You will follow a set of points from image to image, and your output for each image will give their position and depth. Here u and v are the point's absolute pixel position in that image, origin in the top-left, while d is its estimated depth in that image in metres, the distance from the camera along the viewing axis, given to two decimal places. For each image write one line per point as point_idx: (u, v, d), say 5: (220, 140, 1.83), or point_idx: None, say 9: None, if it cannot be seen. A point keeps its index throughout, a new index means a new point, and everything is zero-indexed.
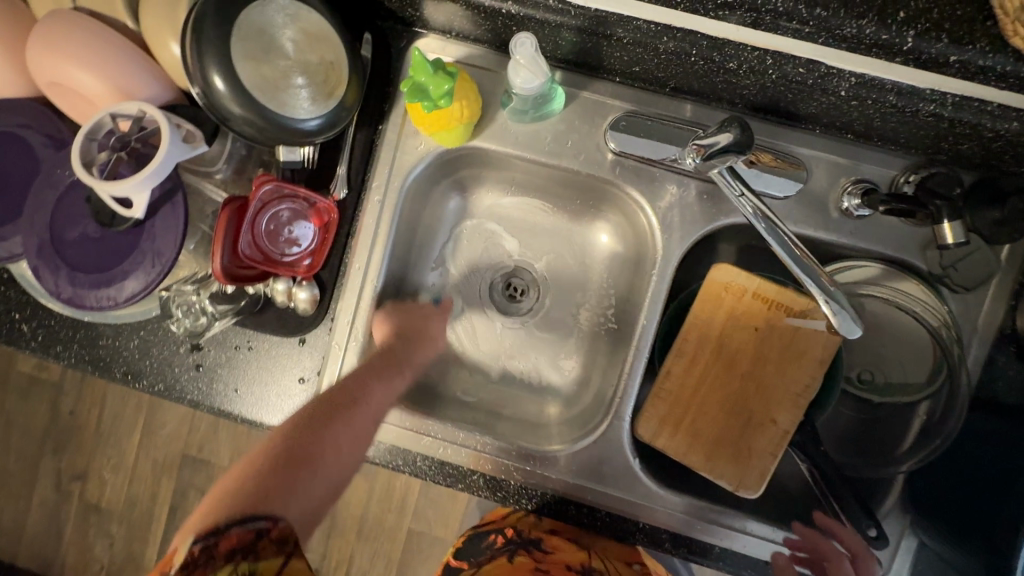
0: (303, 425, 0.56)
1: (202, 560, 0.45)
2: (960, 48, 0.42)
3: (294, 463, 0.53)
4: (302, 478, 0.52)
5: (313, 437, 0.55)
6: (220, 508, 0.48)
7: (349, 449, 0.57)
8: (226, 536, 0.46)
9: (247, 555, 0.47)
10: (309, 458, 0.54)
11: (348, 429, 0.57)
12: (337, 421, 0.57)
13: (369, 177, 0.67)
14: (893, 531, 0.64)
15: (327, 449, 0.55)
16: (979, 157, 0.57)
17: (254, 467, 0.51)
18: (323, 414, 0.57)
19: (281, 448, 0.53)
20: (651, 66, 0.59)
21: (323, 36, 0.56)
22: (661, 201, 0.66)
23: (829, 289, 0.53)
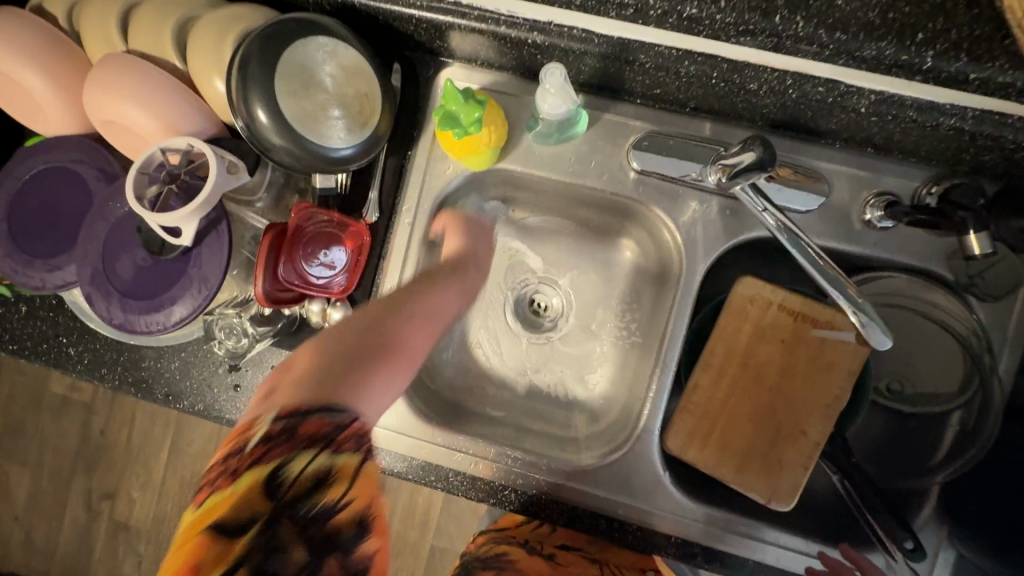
0: (374, 321, 0.57)
1: (283, 438, 0.42)
2: (978, 66, 0.44)
3: (373, 353, 0.54)
4: (374, 362, 0.53)
5: (386, 331, 0.57)
6: (302, 394, 0.46)
7: (410, 328, 0.59)
8: (309, 420, 0.44)
9: (328, 445, 0.43)
10: (390, 353, 0.55)
11: (419, 327, 0.60)
12: (406, 317, 0.59)
13: (399, 201, 0.70)
14: (929, 543, 0.63)
15: (395, 356, 0.55)
16: (1002, 167, 0.58)
17: (326, 354, 0.52)
18: (391, 310, 0.59)
19: (357, 350, 0.53)
20: (672, 88, 0.61)
21: (358, 69, 0.58)
22: (684, 217, 0.67)
23: (857, 301, 0.54)
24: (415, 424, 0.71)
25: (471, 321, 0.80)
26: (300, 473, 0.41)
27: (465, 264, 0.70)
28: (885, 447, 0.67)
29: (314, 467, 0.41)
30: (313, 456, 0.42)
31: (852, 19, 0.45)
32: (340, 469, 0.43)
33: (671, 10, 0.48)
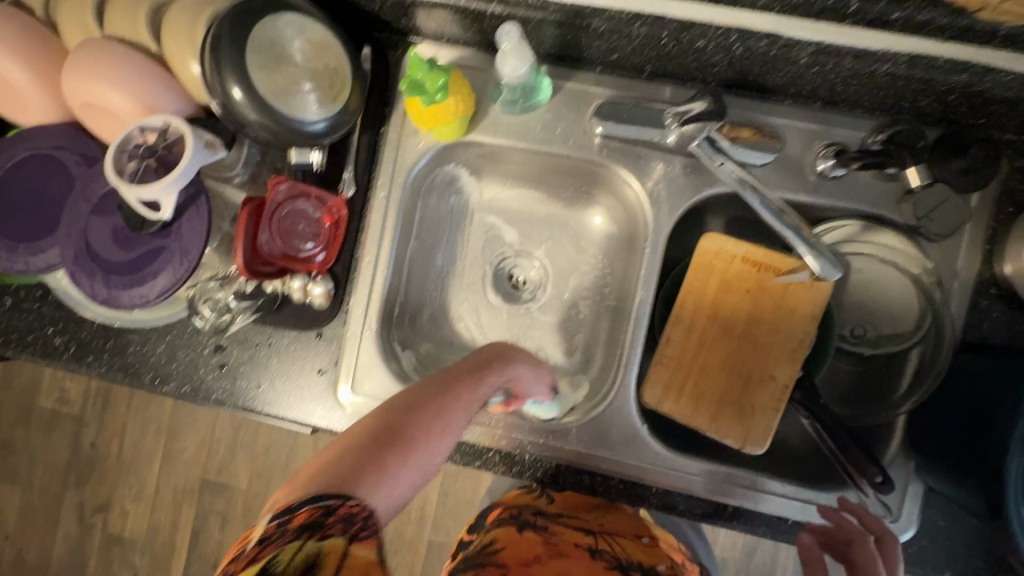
0: (407, 401, 0.49)
1: (275, 534, 0.41)
2: (899, 6, 0.47)
3: (392, 434, 0.47)
4: (395, 451, 0.46)
5: (411, 408, 0.49)
6: (302, 485, 0.44)
7: (446, 414, 0.50)
8: (299, 511, 0.42)
9: (314, 532, 0.41)
10: (399, 441, 0.46)
11: (435, 419, 0.49)
12: (437, 409, 0.49)
13: (374, 176, 0.72)
14: (899, 477, 0.65)
15: (421, 445, 0.47)
16: (939, 112, 0.62)
17: (351, 438, 0.46)
18: (437, 390, 0.51)
19: (377, 435, 0.46)
20: (627, 52, 0.64)
21: (326, 45, 0.61)
22: (648, 178, 0.70)
23: (811, 241, 0.57)
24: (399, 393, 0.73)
25: (451, 294, 0.82)
26: (287, 565, 0.40)
27: (511, 355, 0.60)
28: (852, 390, 0.70)
29: (299, 557, 0.41)
30: (297, 546, 0.41)
31: None
32: (325, 555, 0.41)
33: None
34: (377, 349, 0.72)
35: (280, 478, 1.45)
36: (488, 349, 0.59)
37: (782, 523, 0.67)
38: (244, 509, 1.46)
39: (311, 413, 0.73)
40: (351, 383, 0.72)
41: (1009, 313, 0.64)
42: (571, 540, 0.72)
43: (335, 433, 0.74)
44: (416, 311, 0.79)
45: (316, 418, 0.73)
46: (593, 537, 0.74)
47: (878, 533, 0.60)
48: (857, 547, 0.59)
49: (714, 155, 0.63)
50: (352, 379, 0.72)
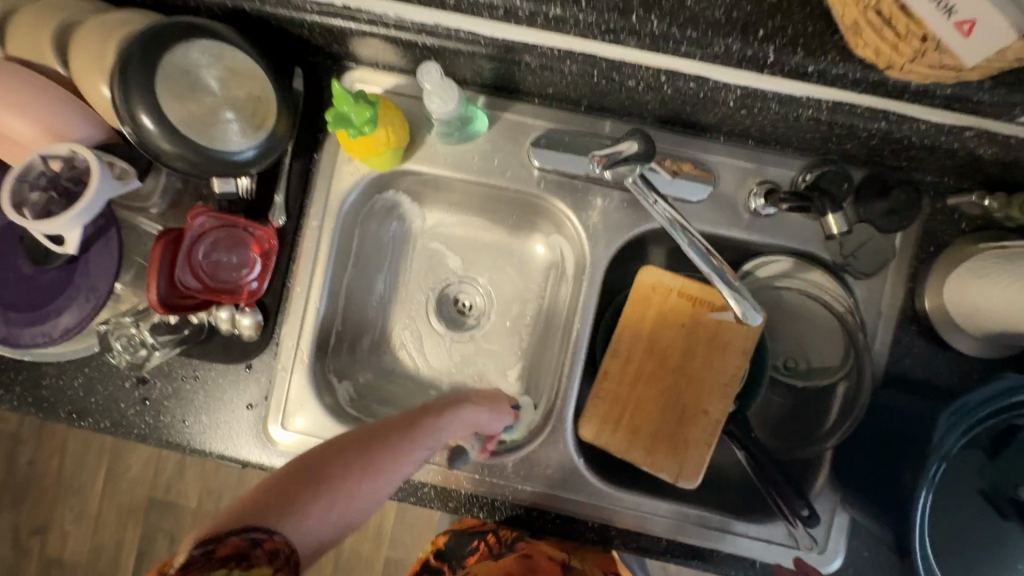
0: (347, 447, 0.50)
1: (198, 562, 0.42)
2: (813, 59, 0.47)
3: (332, 478, 0.48)
4: (333, 487, 0.48)
5: (354, 450, 0.50)
6: (225, 516, 0.45)
7: (386, 452, 0.50)
8: (223, 543, 0.43)
9: (241, 563, 0.42)
10: (323, 479, 0.48)
11: (384, 459, 0.50)
12: (380, 445, 0.51)
13: (306, 204, 0.70)
14: (825, 509, 0.66)
15: (348, 492, 0.48)
16: (863, 154, 0.63)
17: (278, 480, 0.47)
18: (378, 432, 0.52)
19: (306, 474, 0.48)
20: (562, 87, 0.63)
21: (248, 73, 0.59)
22: (587, 211, 0.70)
23: (734, 284, 0.57)
24: (332, 428, 0.70)
25: (392, 322, 0.80)
26: None
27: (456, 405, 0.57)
28: (786, 421, 0.71)
29: None
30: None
31: (701, 18, 0.47)
32: None
33: (538, 11, 0.49)
34: (309, 382, 0.70)
35: (231, 497, 1.40)
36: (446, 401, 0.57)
37: (715, 556, 0.68)
38: (192, 530, 1.41)
39: (239, 449, 0.70)
40: (282, 418, 0.70)
41: (930, 349, 0.66)
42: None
43: (264, 468, 0.71)
44: (354, 340, 0.77)
45: (244, 454, 0.70)
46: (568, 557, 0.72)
47: None
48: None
49: (645, 194, 0.61)
50: (282, 414, 0.70)
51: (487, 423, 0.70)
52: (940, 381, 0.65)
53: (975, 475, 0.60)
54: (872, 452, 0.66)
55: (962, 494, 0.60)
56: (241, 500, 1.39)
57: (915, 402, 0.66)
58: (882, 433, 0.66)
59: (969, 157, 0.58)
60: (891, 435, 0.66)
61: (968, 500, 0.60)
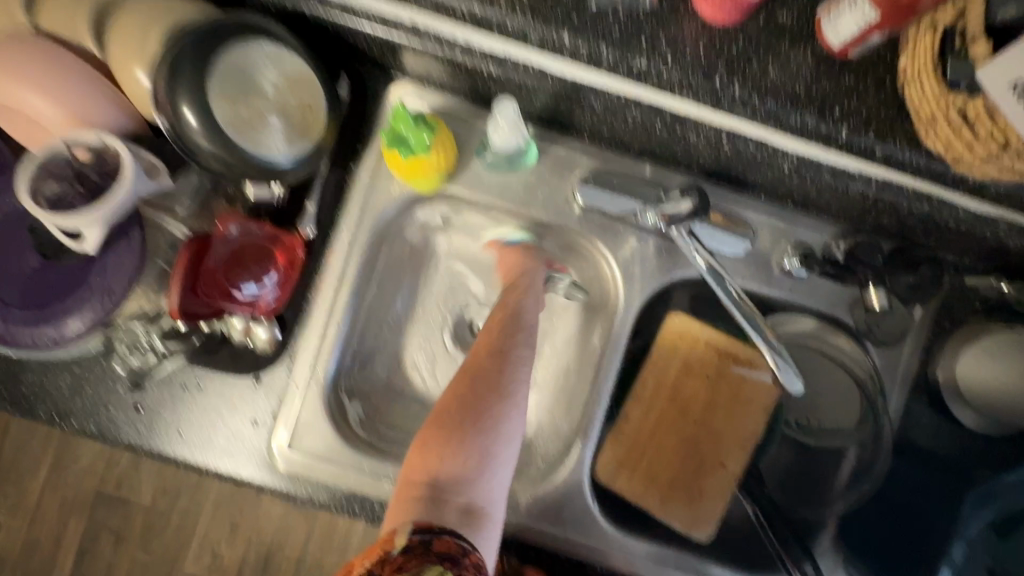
0: (468, 393, 0.58)
1: (421, 551, 0.48)
2: (884, 143, 0.49)
3: (473, 442, 0.55)
4: (472, 439, 0.55)
5: (473, 398, 0.57)
6: (421, 506, 0.51)
7: (497, 397, 0.58)
8: (439, 538, 0.49)
9: (453, 565, 0.49)
10: (468, 426, 0.55)
11: (499, 391, 0.58)
12: (491, 380, 0.59)
13: (338, 217, 0.67)
14: (828, 568, 0.68)
15: (487, 432, 0.56)
16: (896, 229, 0.65)
17: (430, 435, 0.55)
18: (487, 371, 0.59)
19: (443, 431, 0.55)
20: (618, 130, 0.63)
21: (303, 80, 0.55)
22: (623, 252, 0.70)
23: (775, 344, 0.59)
24: (341, 451, 0.67)
25: (405, 342, 0.77)
26: None
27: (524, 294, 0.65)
28: (794, 475, 0.71)
29: None
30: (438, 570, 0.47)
31: (783, 90, 0.49)
32: None
33: (623, 60, 0.50)
34: (322, 403, 0.67)
35: (190, 497, 1.32)
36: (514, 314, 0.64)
37: None
38: (143, 530, 1.31)
39: (238, 467, 0.66)
40: (290, 432, 0.66)
41: (936, 420, 0.69)
42: None
43: (263, 489, 0.67)
44: (369, 358, 0.75)
45: (243, 472, 0.66)
46: None
47: None
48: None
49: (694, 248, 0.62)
50: (291, 429, 0.66)
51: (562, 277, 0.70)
52: (941, 451, 0.69)
53: (986, 556, 0.66)
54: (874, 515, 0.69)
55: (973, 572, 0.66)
56: (201, 501, 1.31)
57: (918, 470, 0.69)
58: (883, 496, 0.69)
59: (994, 245, 0.61)
60: (892, 500, 0.69)
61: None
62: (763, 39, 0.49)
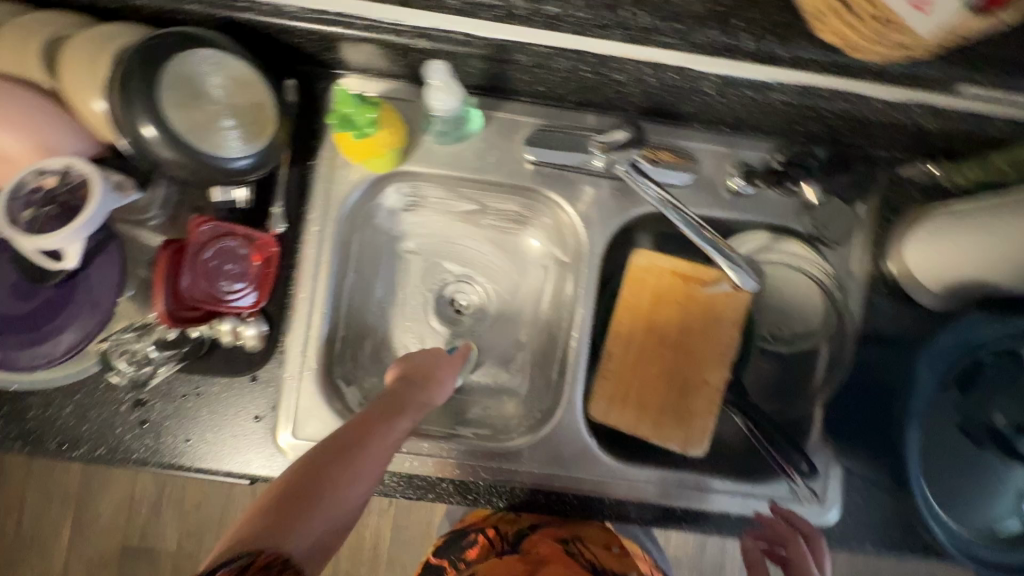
0: (319, 453, 0.48)
1: None
2: (784, 44, 0.53)
3: (300, 488, 0.45)
4: (315, 486, 0.46)
5: (323, 461, 0.47)
6: (225, 551, 0.41)
7: (357, 450, 0.49)
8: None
9: None
10: (309, 475, 0.46)
11: (364, 448, 0.49)
12: (358, 433, 0.50)
13: (304, 211, 0.70)
14: (822, 462, 0.71)
15: (336, 482, 0.46)
16: (825, 134, 0.70)
17: (275, 487, 0.46)
18: (347, 432, 0.50)
19: (285, 509, 0.44)
20: (551, 84, 0.67)
21: (249, 82, 0.59)
22: (579, 201, 0.74)
23: (732, 258, 0.65)
24: None
25: (393, 325, 0.82)
26: None
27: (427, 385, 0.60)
28: (775, 383, 0.75)
29: None
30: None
31: (685, 13, 0.53)
32: None
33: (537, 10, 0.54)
34: (317, 388, 0.70)
35: (215, 533, 1.33)
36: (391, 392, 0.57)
37: (726, 519, 0.71)
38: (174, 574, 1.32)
39: (249, 463, 0.69)
40: (291, 425, 0.69)
41: (899, 307, 0.72)
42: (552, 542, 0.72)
43: (276, 481, 0.70)
44: (358, 343, 0.78)
45: (254, 467, 0.69)
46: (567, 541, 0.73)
47: (806, 533, 0.65)
48: (794, 547, 0.64)
49: (639, 179, 0.67)
50: (292, 421, 0.69)
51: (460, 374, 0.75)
52: (908, 335, 0.72)
53: (951, 410, 0.64)
54: (856, 403, 0.72)
55: (942, 429, 0.64)
56: (226, 535, 1.33)
57: (891, 355, 0.72)
58: (863, 390, 0.72)
59: (916, 131, 0.65)
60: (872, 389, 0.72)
61: (949, 435, 0.64)
62: None
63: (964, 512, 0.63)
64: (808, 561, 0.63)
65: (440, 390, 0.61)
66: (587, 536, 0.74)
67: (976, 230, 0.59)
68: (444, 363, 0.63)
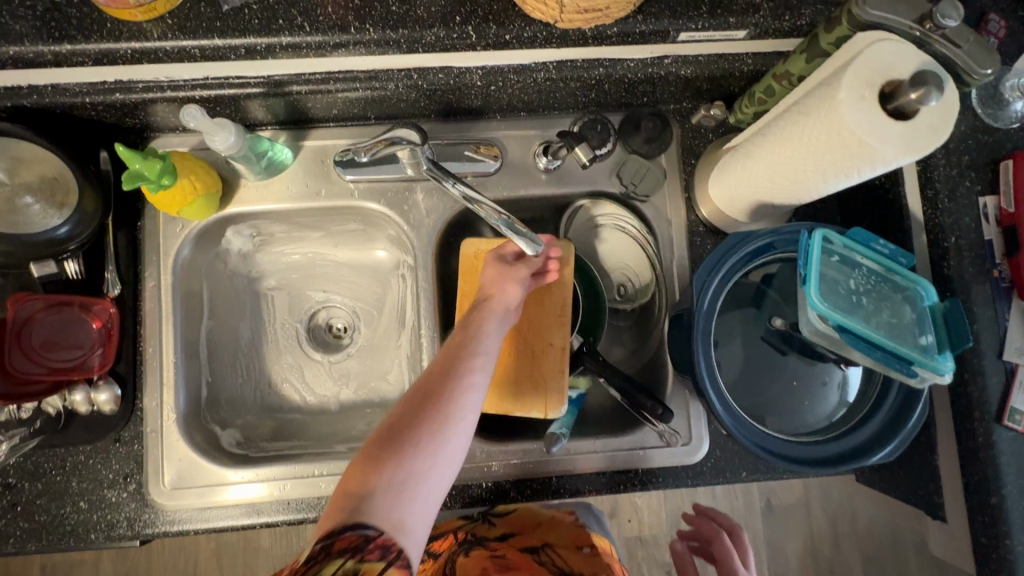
0: (419, 404, 0.57)
1: (320, 556, 0.46)
2: (504, 28, 0.58)
3: (378, 456, 0.53)
4: (398, 453, 0.53)
5: (397, 436, 0.55)
6: (341, 516, 0.50)
7: (470, 386, 0.59)
8: (342, 537, 0.47)
9: (356, 553, 0.46)
10: (393, 445, 0.54)
11: (455, 396, 0.58)
12: (455, 380, 0.59)
13: (140, 270, 0.73)
14: (681, 405, 0.74)
15: (420, 445, 0.54)
16: (610, 101, 0.75)
17: (371, 448, 0.55)
18: (451, 373, 0.59)
19: (371, 470, 0.52)
20: (344, 107, 0.71)
21: (40, 158, 0.63)
22: (407, 208, 0.78)
23: (520, 229, 0.66)
24: (217, 473, 0.72)
25: (267, 361, 0.84)
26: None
27: (489, 294, 0.67)
28: (626, 338, 0.80)
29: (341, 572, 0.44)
30: (339, 562, 0.45)
31: (409, 18, 0.57)
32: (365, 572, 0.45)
33: (272, 43, 0.57)
34: (181, 437, 0.72)
35: None
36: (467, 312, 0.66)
37: (602, 478, 0.74)
38: None
39: (129, 524, 0.70)
40: (160, 478, 0.71)
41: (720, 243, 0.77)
42: (517, 548, 0.70)
43: (161, 536, 0.71)
44: (233, 386, 0.81)
45: (134, 527, 0.70)
46: (538, 554, 0.70)
47: (731, 529, 0.74)
48: (718, 543, 0.72)
49: (476, 199, 0.66)
50: (159, 474, 0.71)
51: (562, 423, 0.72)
52: None
53: (754, 324, 0.65)
54: None
55: (752, 345, 0.65)
56: None
57: None
58: None
59: (682, 81, 0.70)
60: None
61: (757, 350, 0.64)
62: None
63: (784, 417, 0.63)
64: (729, 555, 0.70)
65: (519, 274, 0.67)
66: (556, 540, 0.72)
67: (749, 164, 0.62)
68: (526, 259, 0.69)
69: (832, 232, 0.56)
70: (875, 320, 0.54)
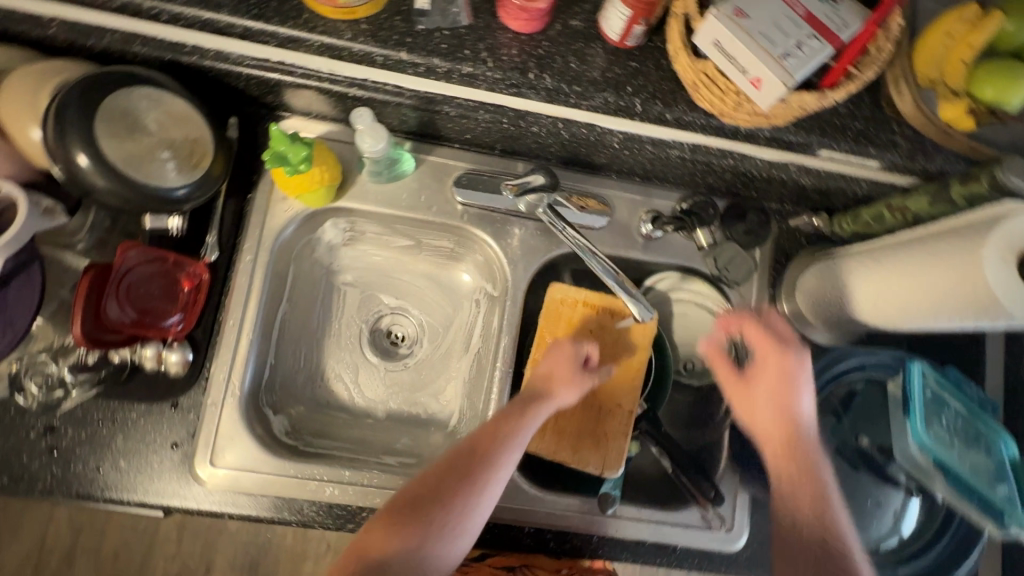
0: (448, 477, 0.59)
1: None
2: (670, 108, 0.62)
3: (398, 523, 0.56)
4: (418, 526, 0.56)
5: (420, 508, 0.57)
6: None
7: (498, 471, 0.60)
8: None
9: None
10: (416, 514, 0.57)
11: (483, 479, 0.59)
12: (486, 461, 0.60)
13: (239, 241, 0.73)
14: (729, 490, 0.76)
15: (441, 523, 0.57)
16: (722, 187, 0.78)
17: (395, 511, 0.58)
18: (484, 455, 0.61)
19: (389, 536, 0.55)
20: (478, 134, 0.74)
21: (187, 118, 0.64)
22: (506, 240, 0.80)
23: (633, 293, 0.71)
24: (265, 460, 0.71)
25: (325, 356, 0.83)
26: None
27: (552, 386, 0.68)
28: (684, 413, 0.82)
29: None
30: None
31: (583, 77, 0.61)
32: None
33: (453, 68, 0.60)
34: (238, 416, 0.70)
35: None
36: (523, 392, 0.68)
37: (641, 547, 0.74)
38: None
39: (162, 494, 0.68)
40: (208, 454, 0.69)
41: None
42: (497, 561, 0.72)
43: (189, 513, 0.69)
44: (291, 373, 0.80)
45: (168, 498, 0.68)
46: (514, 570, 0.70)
47: None
48: None
49: (590, 252, 0.71)
50: (209, 450, 0.69)
51: (614, 487, 0.74)
52: None
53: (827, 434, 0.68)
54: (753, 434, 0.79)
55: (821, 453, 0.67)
56: None
57: None
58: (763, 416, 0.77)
59: (796, 188, 0.75)
60: None
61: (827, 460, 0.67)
62: (562, 40, 0.61)
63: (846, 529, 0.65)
64: None
65: (581, 381, 0.69)
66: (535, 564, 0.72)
67: (857, 281, 0.65)
68: (575, 352, 0.70)
69: (929, 369, 0.63)
70: (967, 464, 0.60)
